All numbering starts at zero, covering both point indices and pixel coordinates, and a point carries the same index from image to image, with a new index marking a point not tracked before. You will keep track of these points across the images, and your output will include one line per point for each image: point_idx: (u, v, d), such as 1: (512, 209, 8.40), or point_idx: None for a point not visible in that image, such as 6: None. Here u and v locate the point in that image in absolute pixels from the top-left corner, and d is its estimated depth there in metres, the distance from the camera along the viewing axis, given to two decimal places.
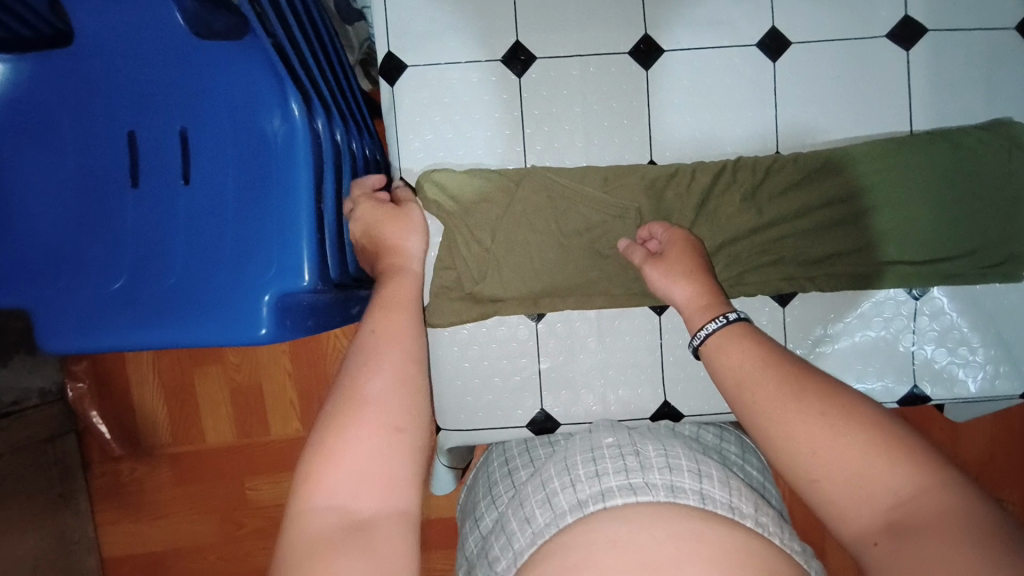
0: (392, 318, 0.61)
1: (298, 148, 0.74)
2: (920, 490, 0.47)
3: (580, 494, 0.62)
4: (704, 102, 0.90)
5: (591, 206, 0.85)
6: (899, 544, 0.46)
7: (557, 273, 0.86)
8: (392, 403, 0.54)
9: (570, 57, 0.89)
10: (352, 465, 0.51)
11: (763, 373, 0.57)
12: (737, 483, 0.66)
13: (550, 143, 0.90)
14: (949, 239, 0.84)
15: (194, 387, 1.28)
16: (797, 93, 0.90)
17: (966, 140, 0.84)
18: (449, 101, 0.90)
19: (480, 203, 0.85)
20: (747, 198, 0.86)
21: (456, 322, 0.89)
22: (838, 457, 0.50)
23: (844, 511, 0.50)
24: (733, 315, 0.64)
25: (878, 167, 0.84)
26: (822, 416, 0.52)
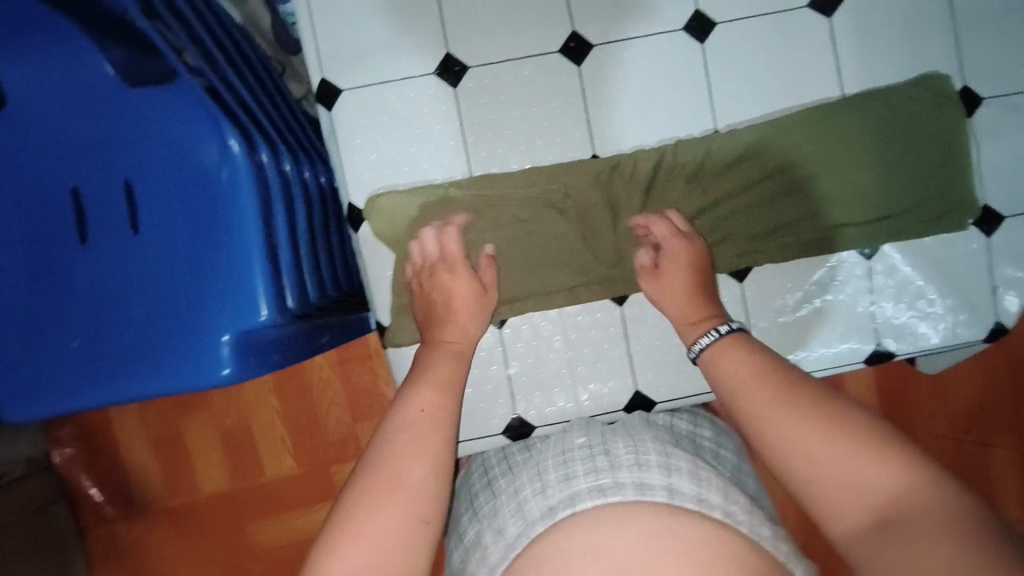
0: (436, 400, 0.69)
1: (243, 183, 0.75)
2: (908, 485, 0.51)
3: (550, 498, 0.65)
4: (641, 91, 0.91)
5: (524, 205, 0.89)
6: (883, 537, 0.48)
7: (511, 276, 0.89)
8: (420, 490, 0.60)
9: (502, 61, 0.90)
10: (376, 544, 0.55)
11: (757, 380, 0.64)
12: (710, 476, 0.67)
13: (493, 149, 0.90)
14: (886, 198, 0.88)
15: (182, 438, 1.26)
16: (729, 71, 0.91)
17: (899, 102, 0.88)
18: (388, 121, 0.90)
19: (429, 217, 0.88)
20: (691, 179, 0.89)
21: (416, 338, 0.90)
22: (821, 453, 0.55)
23: (833, 504, 0.53)
24: (725, 327, 0.72)
25: (807, 136, 0.88)
26: (813, 418, 0.57)
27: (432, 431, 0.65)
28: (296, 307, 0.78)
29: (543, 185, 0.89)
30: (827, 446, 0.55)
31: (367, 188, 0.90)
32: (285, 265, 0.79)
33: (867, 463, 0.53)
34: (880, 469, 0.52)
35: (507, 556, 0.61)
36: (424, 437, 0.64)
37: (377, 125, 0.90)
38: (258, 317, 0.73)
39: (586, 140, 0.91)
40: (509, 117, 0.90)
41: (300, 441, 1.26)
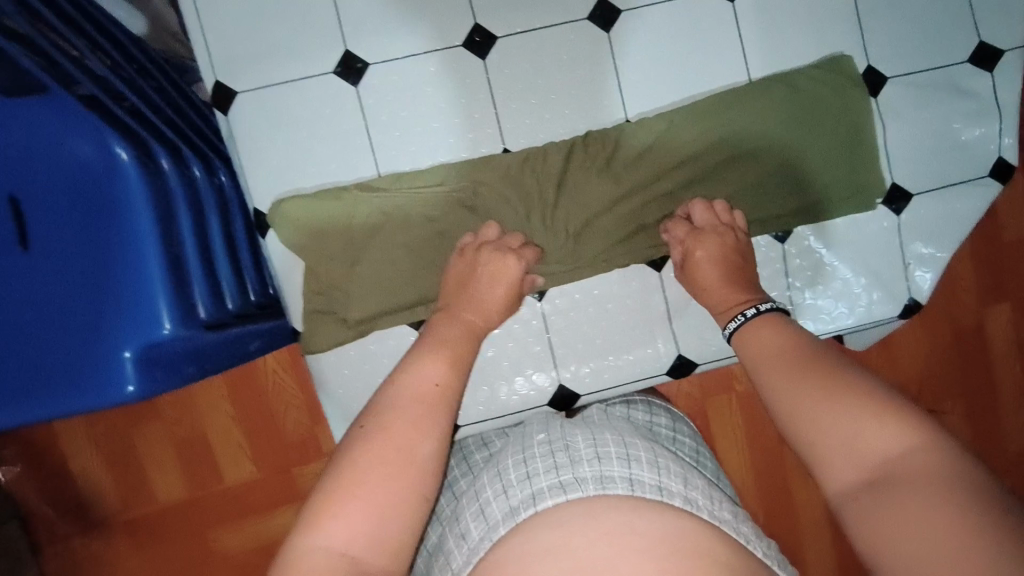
0: (443, 376, 0.71)
1: (134, 195, 0.81)
2: (909, 445, 0.53)
3: (512, 498, 0.64)
4: (544, 83, 0.92)
5: (431, 204, 0.90)
6: (878, 495, 0.52)
7: (423, 274, 0.91)
8: (427, 465, 0.62)
9: (403, 58, 0.90)
10: (372, 510, 0.57)
11: (779, 353, 0.68)
12: (668, 463, 0.68)
13: (400, 147, 0.91)
14: (786, 182, 0.92)
15: (135, 451, 1.23)
16: (631, 60, 0.92)
17: (802, 86, 0.91)
18: (295, 123, 0.90)
19: (335, 220, 0.88)
20: (603, 168, 0.91)
21: (336, 340, 0.91)
22: (827, 419, 0.58)
23: (833, 465, 0.57)
24: (769, 305, 0.76)
25: (713, 123, 0.91)
26: (824, 384, 0.61)
27: (436, 408, 0.67)
28: (207, 316, 0.83)
29: (452, 181, 0.90)
30: (833, 411, 0.58)
31: (274, 192, 0.90)
32: (195, 278, 0.85)
33: (874, 427, 0.56)
34: (883, 430, 0.55)
35: (470, 562, 0.61)
36: (428, 412, 0.66)
37: (281, 128, 0.90)
38: (161, 330, 0.78)
39: (495, 135, 0.92)
40: (414, 115, 0.91)
41: (257, 446, 1.24)
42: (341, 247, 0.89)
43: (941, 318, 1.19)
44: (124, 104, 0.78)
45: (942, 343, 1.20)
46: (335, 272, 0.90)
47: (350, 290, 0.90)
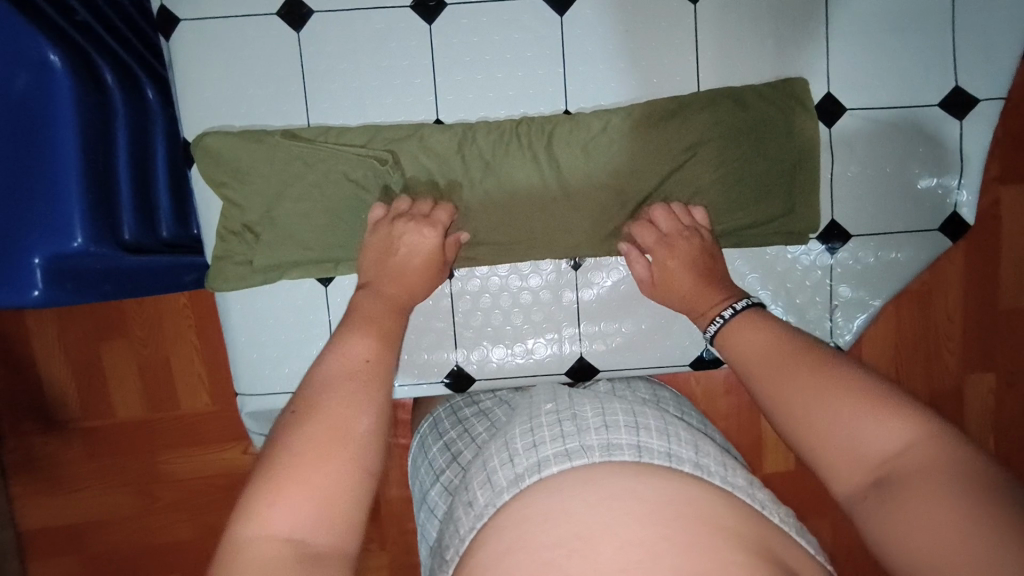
0: (375, 347, 0.58)
1: (63, 94, 0.72)
2: (914, 441, 0.45)
3: (518, 466, 0.60)
4: (514, 51, 0.76)
5: (357, 165, 0.76)
6: (882, 500, 0.45)
7: (321, 239, 0.77)
8: (368, 440, 0.51)
9: (349, 10, 0.76)
10: (322, 492, 0.47)
11: (768, 356, 0.55)
12: (678, 431, 0.66)
13: (334, 68, 0.76)
14: (737, 204, 0.76)
15: (101, 362, 1.10)
16: (633, 45, 0.76)
17: (746, 111, 0.74)
18: (219, 22, 0.75)
19: (241, 154, 0.75)
20: (526, 159, 0.77)
21: (237, 286, 0.78)
22: (839, 424, 0.48)
23: (834, 467, 0.48)
24: (742, 303, 0.62)
25: (666, 127, 0.75)
26: (819, 391, 0.49)
27: (371, 383, 0.54)
28: (130, 239, 0.83)
29: (371, 144, 0.76)
30: (851, 417, 0.48)
31: (198, 126, 0.77)
32: (125, 199, 0.82)
33: (873, 421, 0.47)
34: (880, 425, 0.47)
35: (476, 527, 0.57)
36: (363, 388, 0.54)
37: (217, 61, 0.76)
38: (71, 243, 0.74)
39: (432, 106, 0.77)
40: (364, 70, 0.76)
41: (218, 377, 1.11)
42: (263, 194, 0.76)
43: (999, 359, 1.03)
44: (74, 18, 0.75)
45: (991, 396, 1.05)
46: (252, 214, 0.77)
47: (268, 240, 0.77)
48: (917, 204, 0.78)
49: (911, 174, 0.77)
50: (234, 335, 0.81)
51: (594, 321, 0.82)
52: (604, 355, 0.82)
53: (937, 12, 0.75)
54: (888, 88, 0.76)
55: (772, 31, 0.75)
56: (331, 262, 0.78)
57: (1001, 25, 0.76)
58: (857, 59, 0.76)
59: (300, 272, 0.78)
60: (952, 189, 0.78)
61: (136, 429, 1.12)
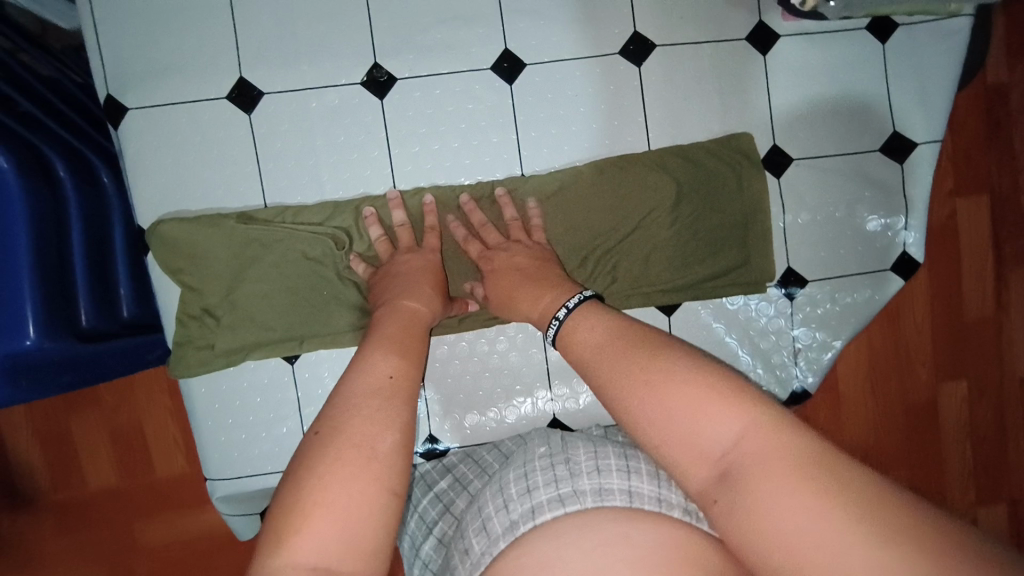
0: (401, 365, 0.57)
1: (12, 195, 0.70)
2: (746, 427, 0.40)
3: (512, 513, 0.60)
4: (468, 119, 0.77)
5: (314, 242, 0.75)
6: (728, 497, 0.39)
7: (284, 318, 0.77)
8: (394, 460, 0.49)
9: (300, 90, 0.76)
10: (346, 518, 0.44)
11: (610, 351, 0.51)
12: (668, 474, 0.65)
13: (287, 147, 0.76)
14: (692, 258, 0.77)
15: (72, 436, 1.03)
16: (582, 108, 0.78)
17: (695, 166, 0.76)
18: (169, 110, 0.75)
19: (198, 239, 0.74)
20: (489, 219, 0.77)
21: (203, 371, 0.77)
22: (680, 419, 0.43)
23: (676, 462, 0.43)
24: (576, 300, 0.59)
25: (619, 187, 0.76)
26: (653, 386, 0.45)
27: (393, 400, 0.53)
28: (88, 326, 0.81)
29: (328, 219, 0.76)
30: (677, 403, 0.43)
31: (153, 213, 0.76)
32: (79, 284, 0.81)
33: (703, 406, 0.42)
34: (712, 414, 0.42)
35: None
36: (387, 405, 0.52)
37: (168, 147, 0.75)
38: (24, 342, 0.71)
39: (389, 177, 0.78)
40: (317, 147, 0.77)
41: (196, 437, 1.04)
42: (222, 277, 0.76)
43: (969, 367, 1.04)
44: (17, 111, 0.74)
45: (967, 405, 1.05)
46: (210, 297, 0.76)
47: (229, 323, 0.76)
48: (868, 246, 0.80)
49: (859, 217, 0.79)
50: (199, 419, 0.79)
51: (564, 378, 0.81)
52: (576, 414, 0.82)
53: (869, 64, 0.79)
54: (830, 137, 0.79)
55: (715, 89, 0.78)
56: (294, 340, 0.77)
57: (931, 73, 0.79)
58: (798, 111, 0.78)
59: (263, 354, 0.77)
60: (899, 230, 0.80)
61: (109, 501, 1.04)
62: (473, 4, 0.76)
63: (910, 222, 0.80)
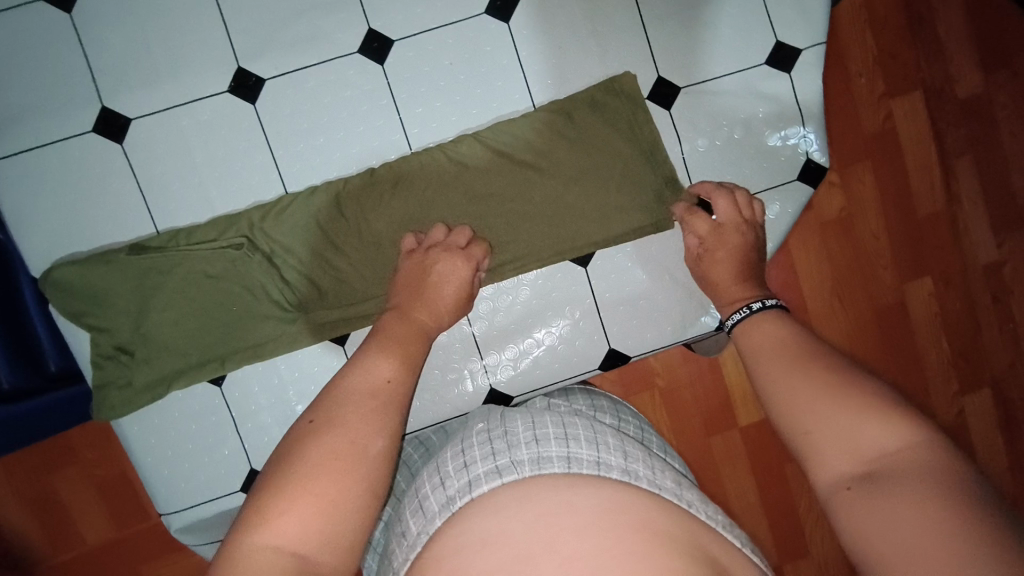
0: (396, 371, 0.57)
1: None
2: (906, 443, 0.40)
3: (449, 488, 0.55)
4: (347, 106, 0.75)
5: (216, 259, 0.74)
6: (868, 491, 0.40)
7: (201, 341, 0.75)
8: (382, 465, 0.48)
9: (168, 108, 0.74)
10: (329, 504, 0.44)
11: (784, 347, 0.54)
12: (608, 438, 0.60)
13: (168, 168, 0.74)
14: (596, 205, 0.76)
15: (59, 496, 0.96)
16: (461, 75, 0.76)
17: (582, 115, 0.75)
18: (38, 154, 0.73)
19: (92, 277, 0.72)
20: (390, 201, 0.75)
21: (132, 410, 0.76)
22: (838, 419, 0.44)
23: (822, 455, 0.44)
24: (756, 306, 0.63)
25: (510, 145, 0.75)
26: (827, 383, 0.47)
27: (388, 405, 0.53)
28: (10, 386, 0.79)
29: (222, 234, 0.74)
30: (839, 410, 0.44)
31: (45, 260, 0.74)
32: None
33: (862, 420, 0.43)
34: (872, 424, 0.42)
35: (409, 558, 0.51)
36: (380, 410, 0.52)
37: (46, 190, 0.74)
38: None
39: (279, 180, 0.76)
40: (200, 163, 0.75)
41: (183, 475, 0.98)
42: (128, 313, 0.74)
43: (931, 264, 1.02)
44: None
45: (935, 300, 1.03)
46: (122, 334, 0.74)
47: (144, 357, 0.75)
48: (772, 163, 0.79)
49: (758, 134, 0.79)
50: (139, 458, 0.78)
51: (497, 350, 0.80)
52: (516, 382, 0.80)
53: None
54: (713, 59, 0.78)
55: (589, 31, 0.76)
56: (215, 363, 0.76)
57: None
58: (677, 40, 0.77)
59: (184, 382, 0.76)
60: (801, 139, 0.79)
61: (105, 554, 0.98)
62: None
63: (808, 131, 0.79)
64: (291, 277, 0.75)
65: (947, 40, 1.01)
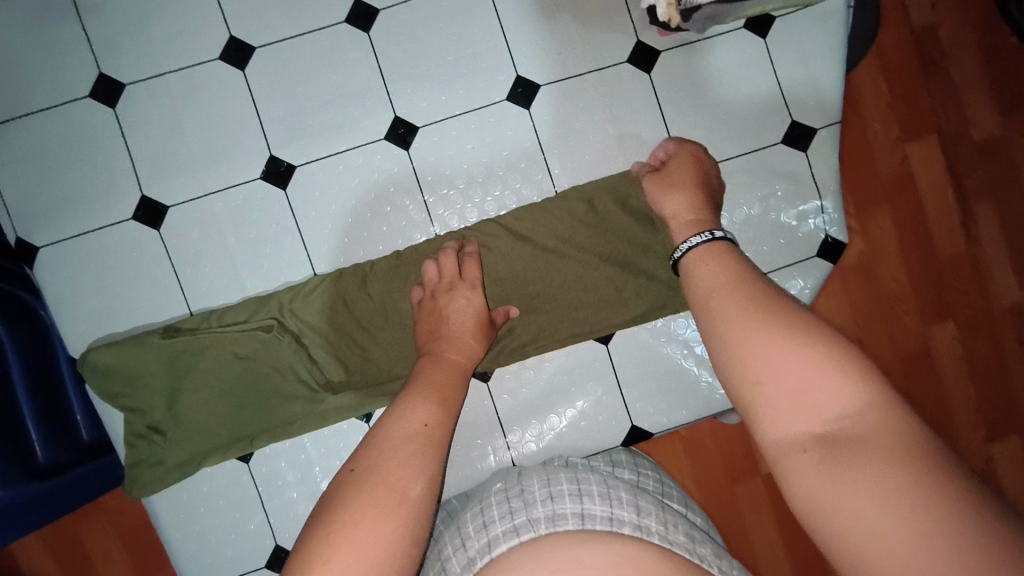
0: (434, 412, 0.57)
1: None
2: (872, 404, 0.35)
3: (470, 549, 0.54)
4: (374, 189, 0.78)
5: (244, 341, 0.76)
6: (828, 459, 0.34)
7: (230, 420, 0.77)
8: (420, 507, 0.49)
9: (202, 195, 0.77)
10: (369, 553, 0.44)
11: (733, 289, 0.46)
12: (621, 493, 0.59)
13: (201, 251, 0.77)
14: (616, 285, 0.77)
15: (83, 542, 0.89)
16: (484, 158, 0.78)
17: (604, 198, 0.77)
18: (79, 240, 0.76)
19: (127, 358, 0.75)
20: (412, 281, 0.76)
21: (163, 487, 0.77)
22: (774, 368, 0.39)
23: (773, 415, 0.38)
24: (719, 233, 0.55)
25: (529, 224, 0.77)
26: (780, 341, 0.40)
27: (425, 448, 0.53)
28: (45, 460, 0.77)
29: (251, 316, 0.76)
30: (789, 361, 0.39)
31: (83, 341, 0.77)
32: (25, 414, 0.77)
33: (820, 375, 0.37)
34: (824, 384, 0.37)
35: None
36: (420, 453, 0.52)
37: (85, 275, 0.76)
38: None
39: (307, 262, 0.78)
40: (232, 246, 0.77)
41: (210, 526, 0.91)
42: (160, 394, 0.76)
43: (953, 306, 0.92)
44: None
45: (958, 346, 0.92)
46: (154, 414, 0.76)
47: (176, 437, 0.77)
48: (791, 239, 0.80)
49: (776, 210, 0.80)
50: (167, 535, 0.79)
51: (520, 425, 0.80)
52: (537, 455, 0.80)
53: (752, 63, 0.80)
54: (730, 139, 0.79)
55: (608, 115, 0.79)
56: (243, 441, 0.77)
57: (814, 59, 0.80)
58: (694, 122, 0.79)
59: (215, 460, 0.77)
60: (819, 214, 0.80)
61: None
62: (354, 80, 0.78)
63: (826, 206, 0.80)
64: (320, 357, 0.77)
65: (960, 83, 0.97)
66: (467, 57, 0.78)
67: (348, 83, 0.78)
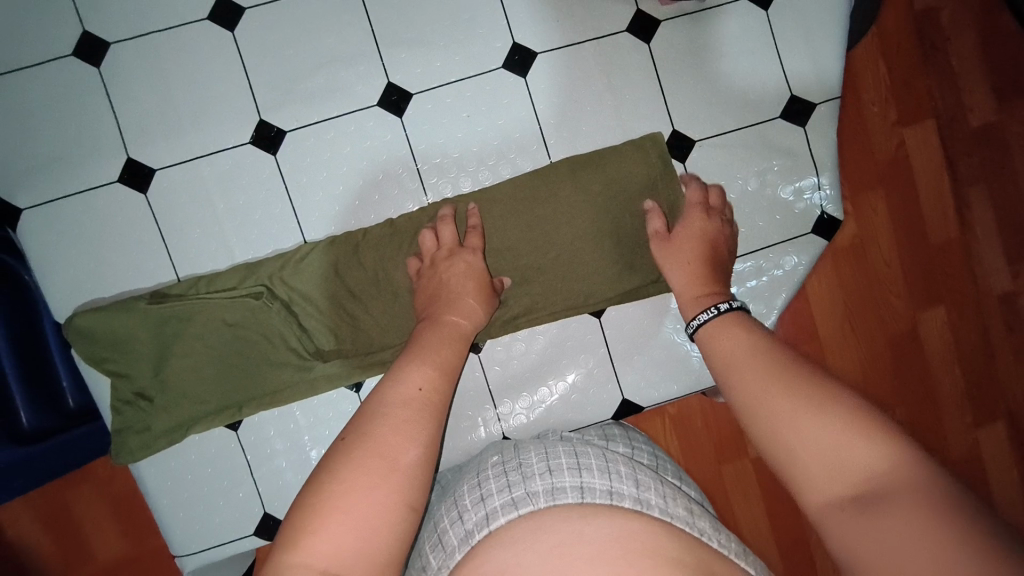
0: (433, 377, 0.57)
1: None
2: (893, 464, 0.39)
3: (468, 521, 0.55)
4: (366, 157, 0.76)
5: (233, 308, 0.75)
6: (855, 513, 0.38)
7: (219, 387, 0.76)
8: (417, 473, 0.49)
9: (190, 158, 0.75)
10: (361, 518, 0.44)
11: (754, 362, 0.51)
12: (619, 467, 0.59)
13: (189, 215, 0.76)
14: (611, 258, 0.77)
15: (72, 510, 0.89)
16: (479, 127, 0.77)
17: (599, 170, 0.76)
18: (63, 203, 0.75)
19: (112, 323, 0.73)
20: (404, 250, 0.75)
21: (151, 453, 0.77)
22: (803, 433, 0.43)
23: (809, 478, 0.42)
24: (724, 306, 0.61)
25: (523, 197, 0.76)
26: (798, 409, 0.44)
27: (422, 414, 0.53)
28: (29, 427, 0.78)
29: (241, 283, 0.75)
30: (816, 425, 0.43)
31: (68, 305, 0.75)
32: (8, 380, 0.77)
33: (843, 438, 0.41)
34: (849, 445, 0.41)
35: None
36: (416, 418, 0.52)
37: (70, 238, 0.75)
38: None
39: (298, 229, 0.77)
40: (221, 212, 0.76)
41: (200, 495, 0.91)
42: (147, 359, 0.75)
43: (944, 292, 0.91)
44: None
45: (949, 331, 0.91)
46: (141, 380, 0.75)
47: (164, 404, 0.76)
48: (787, 215, 0.80)
49: (772, 185, 0.79)
50: (155, 501, 0.78)
51: (511, 397, 0.80)
52: (528, 429, 0.80)
53: (752, 35, 0.79)
54: (728, 112, 0.78)
55: (605, 86, 0.77)
56: (233, 408, 0.77)
57: (815, 32, 0.79)
58: (692, 94, 0.78)
59: (204, 428, 0.77)
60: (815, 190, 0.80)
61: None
62: (347, 44, 0.76)
63: (822, 181, 0.80)
64: (310, 326, 0.77)
65: (958, 66, 0.96)
66: (463, 21, 0.77)
67: (340, 46, 0.76)
